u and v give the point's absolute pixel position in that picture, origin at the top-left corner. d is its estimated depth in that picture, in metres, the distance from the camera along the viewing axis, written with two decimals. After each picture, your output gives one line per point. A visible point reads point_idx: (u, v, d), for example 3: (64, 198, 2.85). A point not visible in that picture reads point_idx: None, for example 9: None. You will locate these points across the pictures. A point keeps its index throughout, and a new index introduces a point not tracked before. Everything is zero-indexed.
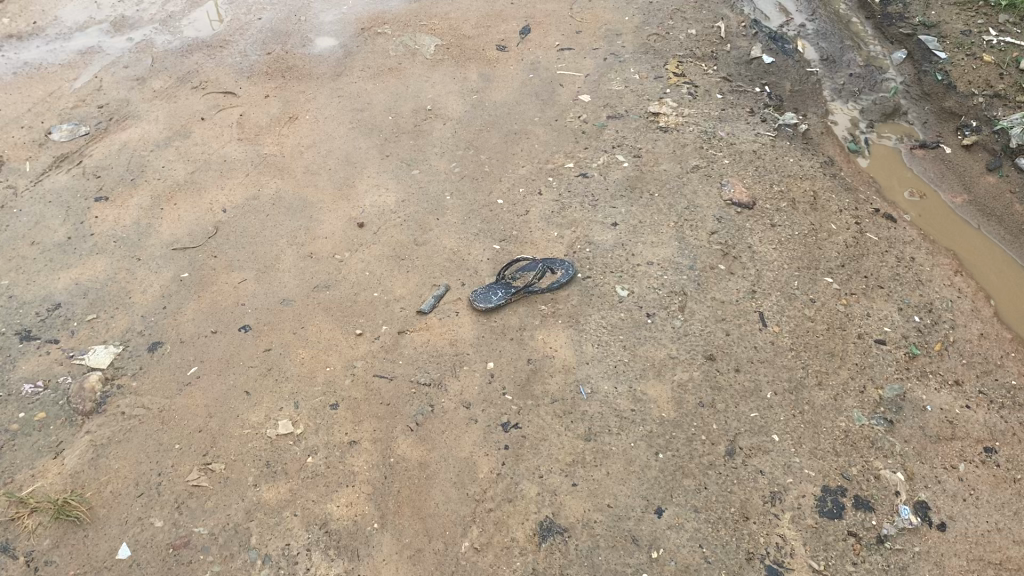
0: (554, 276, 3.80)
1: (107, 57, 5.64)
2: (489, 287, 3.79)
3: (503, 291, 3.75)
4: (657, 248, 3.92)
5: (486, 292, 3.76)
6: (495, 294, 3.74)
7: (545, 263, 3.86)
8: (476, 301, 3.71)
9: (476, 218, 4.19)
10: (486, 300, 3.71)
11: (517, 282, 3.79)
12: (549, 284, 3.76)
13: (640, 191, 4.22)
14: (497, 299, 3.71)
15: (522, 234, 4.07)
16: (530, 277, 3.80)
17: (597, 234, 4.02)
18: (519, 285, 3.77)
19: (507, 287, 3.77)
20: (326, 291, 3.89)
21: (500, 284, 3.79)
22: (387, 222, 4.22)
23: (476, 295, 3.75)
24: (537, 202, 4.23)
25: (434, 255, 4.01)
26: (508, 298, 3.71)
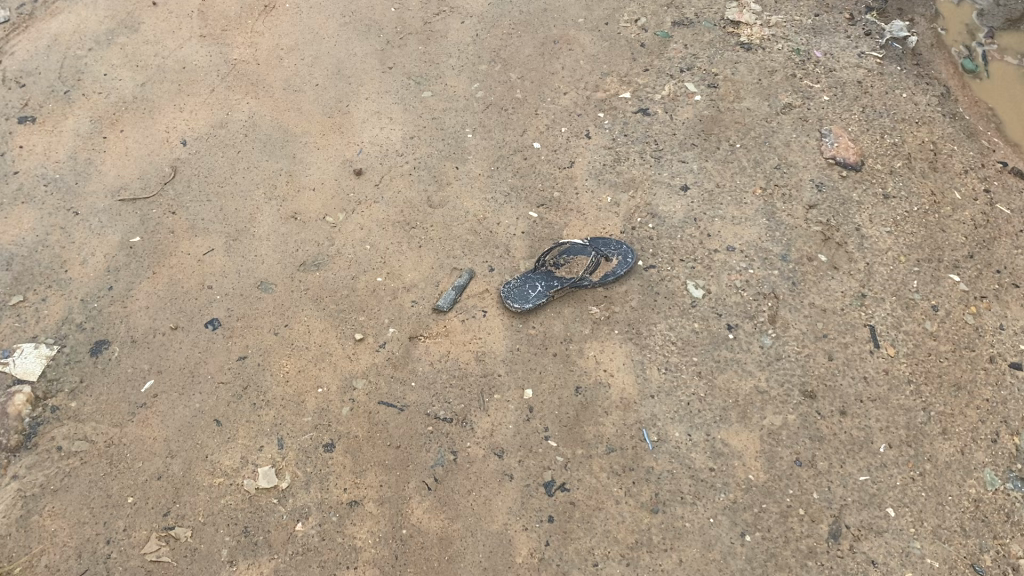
0: (609, 265, 2.99)
1: None
2: (526, 276, 2.98)
3: (544, 284, 2.95)
4: (740, 227, 3.08)
5: (523, 284, 2.96)
6: (533, 288, 2.94)
7: (599, 247, 3.03)
8: (508, 298, 2.92)
9: (507, 170, 3.30)
10: (520, 297, 2.92)
11: (562, 272, 2.98)
12: (602, 278, 2.95)
13: (716, 142, 3.31)
14: (534, 295, 2.92)
15: (567, 199, 3.20)
16: (579, 266, 2.99)
17: (661, 204, 3.16)
18: (564, 276, 2.97)
19: (549, 278, 2.97)
20: (316, 271, 3.05)
21: (540, 273, 2.98)
22: (392, 170, 3.32)
23: (507, 289, 2.95)
24: (585, 150, 3.33)
25: (453, 225, 3.15)
26: (550, 295, 2.92)
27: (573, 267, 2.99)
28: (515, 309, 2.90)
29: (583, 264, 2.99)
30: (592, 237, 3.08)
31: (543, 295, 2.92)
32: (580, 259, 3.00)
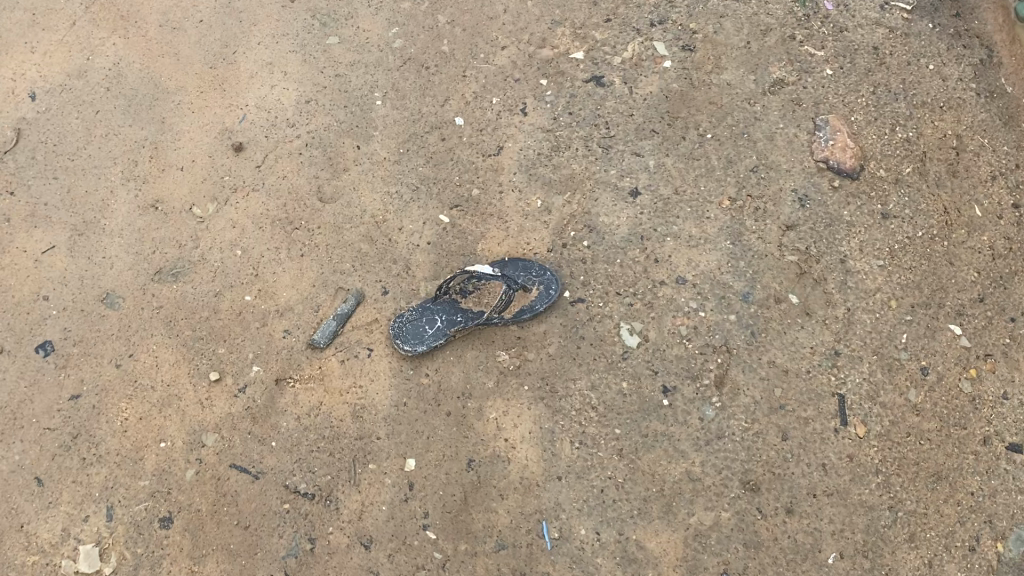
0: (527, 296, 2.42)
1: None
2: (425, 305, 2.43)
3: (445, 319, 2.40)
4: (696, 252, 2.47)
5: (419, 318, 2.41)
6: (430, 325, 2.40)
7: (518, 271, 2.45)
8: (399, 336, 2.38)
9: (419, 155, 2.67)
10: (414, 335, 2.38)
11: (469, 302, 2.43)
12: (515, 315, 2.40)
13: (681, 130, 2.65)
14: (431, 335, 2.38)
15: (487, 199, 2.59)
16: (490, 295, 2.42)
17: (602, 214, 2.54)
18: (472, 309, 2.41)
19: (453, 311, 2.41)
20: (173, 283, 2.52)
21: (443, 304, 2.43)
22: (279, 147, 2.70)
23: (399, 322, 2.41)
24: (518, 132, 2.68)
25: (345, 228, 2.57)
26: (450, 335, 2.38)
27: (484, 297, 2.43)
28: (406, 351, 2.36)
29: (496, 294, 2.43)
30: (511, 256, 2.50)
31: (443, 335, 2.38)
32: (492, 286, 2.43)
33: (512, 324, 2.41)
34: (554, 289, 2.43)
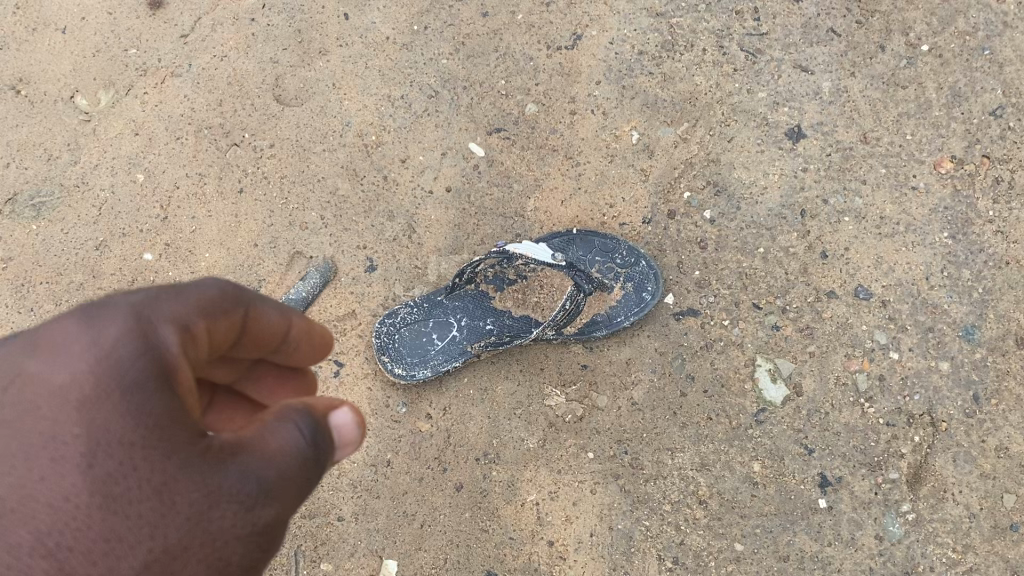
0: (603, 301, 1.46)
1: None
2: (432, 299, 1.48)
3: (464, 328, 1.46)
4: (891, 246, 1.48)
5: (421, 320, 1.47)
6: (438, 336, 1.45)
7: (591, 255, 1.49)
8: (384, 349, 1.45)
9: (443, 36, 1.64)
10: (410, 351, 1.44)
11: (506, 301, 1.47)
12: (581, 329, 1.44)
13: (878, 33, 1.60)
14: (438, 354, 1.44)
15: (549, 124, 1.58)
16: (542, 293, 1.46)
17: (737, 167, 1.54)
18: (510, 315, 1.46)
19: (477, 315, 1.47)
20: (34, 221, 1.57)
21: (462, 300, 1.48)
22: (219, 7, 1.68)
23: (388, 325, 1.46)
24: (608, 13, 1.64)
25: (314, 152, 1.58)
26: (470, 357, 1.44)
27: (531, 294, 1.47)
28: (395, 377, 1.43)
29: (551, 290, 1.47)
30: (581, 226, 1.52)
31: (457, 355, 1.44)
32: (546, 277, 1.47)
33: (573, 342, 1.47)
34: (650, 289, 1.46)
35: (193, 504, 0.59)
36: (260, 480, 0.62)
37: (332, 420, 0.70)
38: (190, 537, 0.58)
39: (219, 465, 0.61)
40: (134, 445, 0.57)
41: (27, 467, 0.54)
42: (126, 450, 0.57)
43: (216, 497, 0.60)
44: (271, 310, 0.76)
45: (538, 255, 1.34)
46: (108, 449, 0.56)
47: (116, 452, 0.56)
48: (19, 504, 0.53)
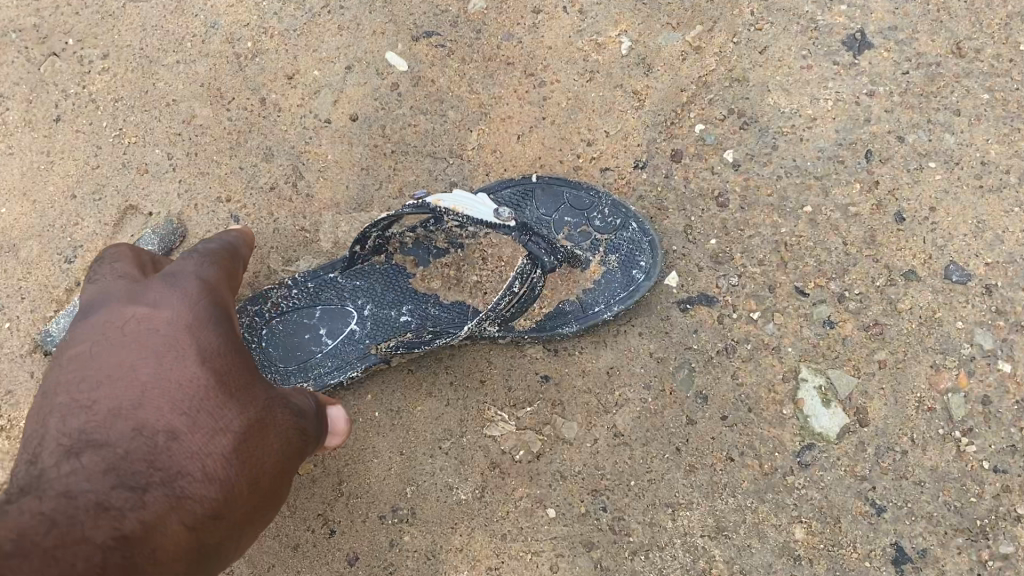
0: (574, 283, 0.98)
1: None
2: (321, 277, 0.99)
3: (367, 322, 0.97)
4: (1000, 205, 1.00)
5: (304, 309, 0.98)
6: (326, 334, 0.97)
7: (558, 214, 1.01)
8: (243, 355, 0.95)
9: None
10: (283, 356, 0.95)
11: (431, 281, 0.99)
12: (540, 325, 0.97)
13: None
14: (325, 359, 0.95)
15: (501, 27, 1.10)
16: (484, 270, 1.00)
17: (771, 90, 1.06)
18: (435, 300, 0.98)
19: (387, 301, 0.98)
20: None
21: (366, 279, 0.99)
22: None
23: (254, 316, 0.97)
24: None
25: (163, 67, 1.11)
26: (373, 363, 0.95)
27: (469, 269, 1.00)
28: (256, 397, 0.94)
29: (497, 267, 1.00)
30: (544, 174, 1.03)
31: (353, 362, 0.95)
32: (491, 245, 1.01)
33: (528, 341, 0.99)
34: (645, 263, 0.98)
35: (264, 391, 0.68)
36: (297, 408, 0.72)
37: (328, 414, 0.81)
38: (266, 413, 0.67)
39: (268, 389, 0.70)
40: (219, 348, 0.66)
41: (150, 369, 0.60)
42: (215, 352, 0.66)
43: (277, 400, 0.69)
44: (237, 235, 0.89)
45: (474, 212, 0.80)
46: (210, 352, 0.65)
47: (214, 358, 0.65)
48: (153, 385, 0.59)
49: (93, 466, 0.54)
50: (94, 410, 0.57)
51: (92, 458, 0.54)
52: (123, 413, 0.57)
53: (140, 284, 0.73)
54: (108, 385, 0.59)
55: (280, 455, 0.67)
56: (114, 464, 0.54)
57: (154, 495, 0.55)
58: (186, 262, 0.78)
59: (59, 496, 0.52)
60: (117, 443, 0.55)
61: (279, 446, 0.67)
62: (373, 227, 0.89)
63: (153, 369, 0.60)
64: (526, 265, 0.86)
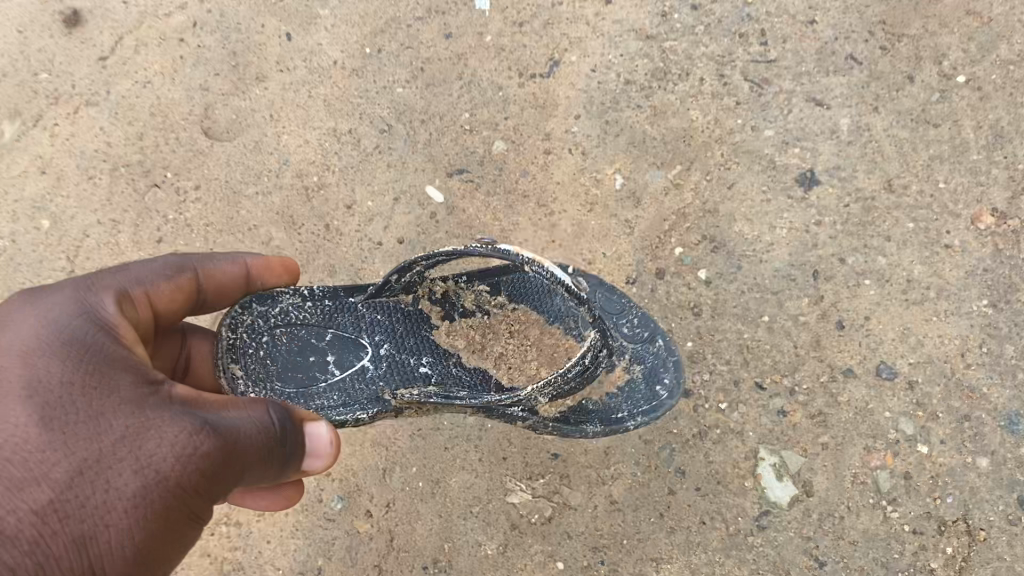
0: (601, 385, 1.12)
1: None
2: (347, 303, 1.13)
3: (377, 363, 1.09)
4: (921, 315, 1.25)
5: (321, 329, 1.10)
6: (334, 363, 1.08)
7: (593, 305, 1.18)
8: (240, 356, 1.05)
9: (400, 61, 1.42)
10: (283, 373, 1.06)
11: (455, 339, 1.11)
12: (563, 421, 1.08)
13: (906, 61, 1.37)
14: (334, 393, 1.05)
15: (519, 165, 1.36)
16: (509, 344, 1.10)
17: (738, 219, 1.31)
18: (456, 360, 1.10)
19: (404, 354, 1.10)
20: None
21: (387, 317, 1.12)
22: (145, 29, 1.47)
23: (267, 325, 1.09)
24: (591, 34, 1.41)
25: (243, 196, 1.36)
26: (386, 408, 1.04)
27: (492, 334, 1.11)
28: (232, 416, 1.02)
29: (519, 335, 1.11)
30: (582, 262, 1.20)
31: (356, 397, 1.05)
32: (518, 322, 1.12)
33: (541, 430, 1.09)
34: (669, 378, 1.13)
35: (129, 416, 0.73)
36: (202, 421, 0.76)
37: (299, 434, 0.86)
38: (121, 445, 0.71)
39: (166, 405, 0.76)
40: (63, 382, 0.73)
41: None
42: (54, 388, 0.72)
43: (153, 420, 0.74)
44: (224, 264, 1.05)
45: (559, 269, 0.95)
46: (44, 386, 0.72)
47: (58, 396, 0.72)
48: None
49: None
50: None
51: None
52: None
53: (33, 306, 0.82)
54: None
55: (141, 484, 0.70)
56: None
57: None
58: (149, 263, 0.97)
59: None
60: None
61: (129, 475, 0.70)
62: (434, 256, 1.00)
63: None
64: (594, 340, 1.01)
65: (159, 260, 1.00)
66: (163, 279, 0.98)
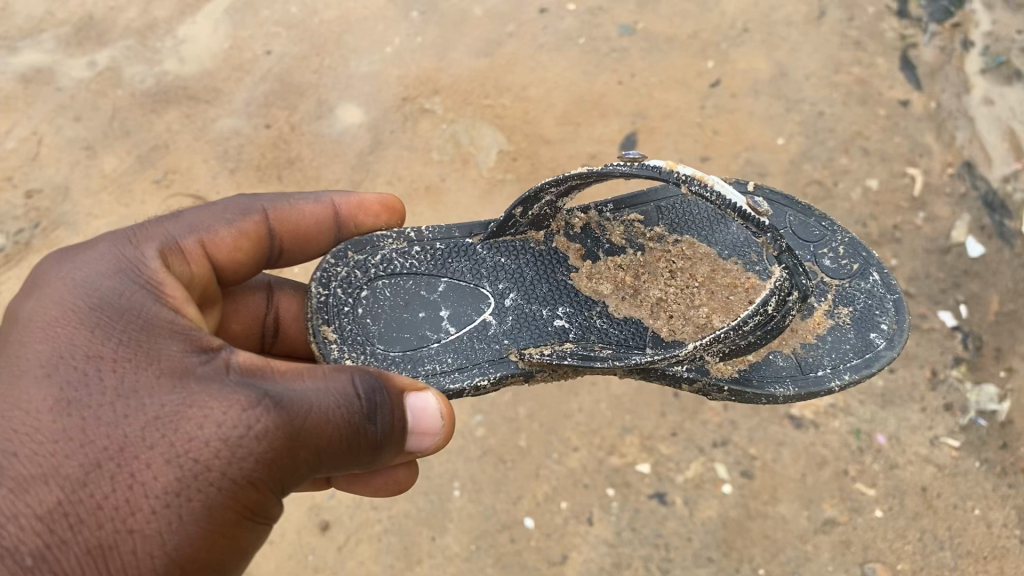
0: (815, 325, 2.27)
1: (56, 98, 4.44)
2: (452, 241, 2.45)
3: (489, 310, 2.31)
4: None
5: (426, 276, 2.38)
6: (446, 324, 2.29)
7: (797, 243, 2.48)
8: (334, 317, 2.29)
9: (489, 553, 3.07)
10: (401, 331, 2.28)
11: (602, 288, 2.32)
12: (795, 351, 2.22)
13: (736, 560, 2.97)
14: (445, 351, 2.24)
15: None
16: (667, 289, 2.30)
17: None
18: (606, 307, 2.28)
19: (527, 307, 2.31)
20: None
21: (509, 259, 2.40)
22: (360, 532, 3.16)
23: (369, 279, 2.37)
24: (582, 541, 3.06)
25: None
26: (498, 351, 2.23)
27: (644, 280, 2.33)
28: (344, 354, 2.23)
29: (687, 277, 2.32)
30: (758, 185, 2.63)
31: (465, 345, 2.25)
32: (681, 253, 2.38)
33: (718, 375, 2.15)
34: (886, 327, 2.29)
35: (192, 388, 1.59)
36: (248, 390, 1.62)
37: (393, 395, 1.79)
38: (198, 408, 1.56)
39: (222, 379, 1.64)
40: (153, 378, 1.59)
41: (112, 409, 1.52)
42: (151, 381, 1.58)
43: (215, 391, 1.60)
44: (286, 210, 2.37)
45: (732, 196, 1.86)
46: (144, 384, 1.57)
47: (154, 387, 1.57)
48: (109, 420, 1.50)
49: (81, 471, 1.44)
50: (84, 433, 1.47)
51: (84, 478, 1.44)
52: (95, 441, 1.47)
53: (118, 314, 1.69)
54: (90, 417, 1.50)
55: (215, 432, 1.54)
56: (87, 483, 1.43)
57: (109, 480, 1.45)
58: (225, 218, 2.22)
59: (55, 496, 1.41)
60: (89, 463, 1.45)
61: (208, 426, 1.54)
62: (583, 176, 2.10)
63: (118, 409, 1.52)
64: (777, 285, 1.92)
65: (241, 210, 2.27)
66: (234, 225, 2.22)
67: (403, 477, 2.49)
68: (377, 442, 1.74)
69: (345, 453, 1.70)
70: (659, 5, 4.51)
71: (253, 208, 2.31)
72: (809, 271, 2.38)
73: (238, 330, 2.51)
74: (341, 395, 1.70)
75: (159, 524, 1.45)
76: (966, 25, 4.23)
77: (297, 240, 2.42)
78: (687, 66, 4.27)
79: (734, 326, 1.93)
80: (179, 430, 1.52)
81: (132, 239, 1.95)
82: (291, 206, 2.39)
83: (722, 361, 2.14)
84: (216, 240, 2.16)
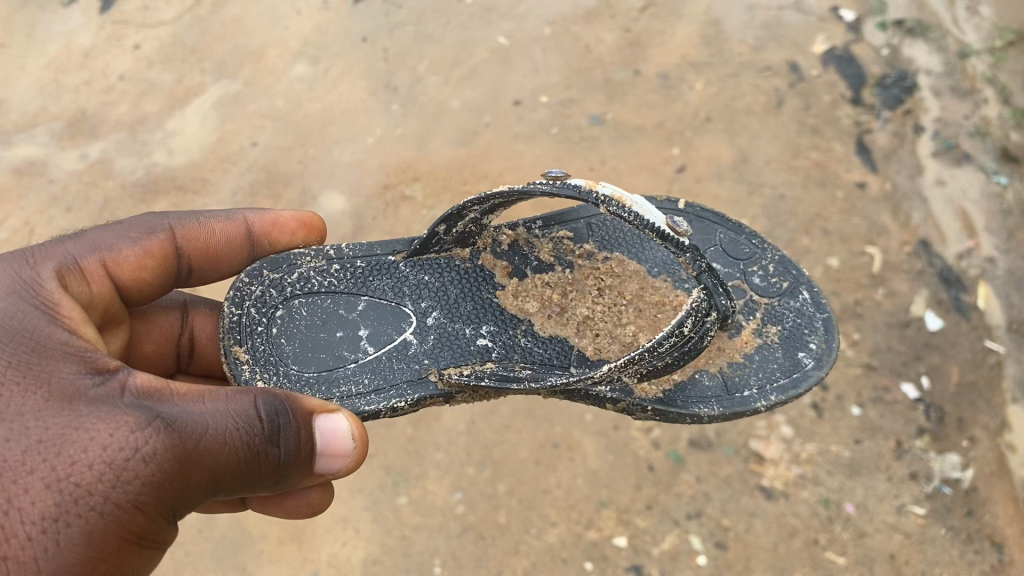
0: (743, 345, 2.47)
1: (50, 191, 4.67)
2: (373, 258, 2.66)
3: (410, 329, 2.51)
4: None
5: (345, 295, 2.58)
6: (366, 343, 2.48)
7: (727, 261, 2.70)
8: (248, 337, 2.46)
9: None
10: (319, 350, 2.46)
11: (529, 306, 2.53)
12: (723, 372, 2.41)
13: None
14: (364, 370, 2.42)
15: None
16: (594, 308, 2.52)
17: None
18: (531, 325, 2.49)
19: (447, 328, 2.51)
20: None
21: (429, 278, 2.61)
22: None
23: (286, 300, 2.55)
24: None
25: None
26: (420, 368, 2.42)
27: (569, 300, 2.55)
28: (255, 375, 2.39)
29: (614, 295, 2.55)
30: (691, 203, 2.84)
31: (381, 366, 2.43)
32: (609, 270, 2.62)
33: (642, 398, 2.31)
34: (814, 347, 2.50)
35: (81, 412, 1.73)
36: (138, 414, 1.75)
37: (295, 420, 1.92)
38: (84, 432, 1.69)
39: (113, 403, 1.77)
40: (44, 403, 1.73)
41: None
42: (40, 406, 1.72)
43: (105, 415, 1.73)
44: (191, 230, 2.61)
45: (650, 215, 2.07)
46: (35, 410, 1.71)
47: (44, 412, 1.71)
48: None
49: None
50: None
51: None
52: None
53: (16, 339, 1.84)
54: None
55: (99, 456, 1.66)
56: None
57: None
58: (131, 238, 2.44)
59: None
60: None
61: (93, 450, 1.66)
62: (497, 194, 2.29)
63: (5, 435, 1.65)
64: (692, 309, 2.07)
65: (148, 231, 2.50)
66: (139, 245, 2.44)
67: (317, 500, 2.69)
68: (278, 462, 1.86)
69: (243, 474, 1.82)
70: (625, 96, 4.74)
71: (159, 227, 2.54)
72: (736, 290, 2.60)
73: (151, 350, 2.75)
74: (239, 419, 1.83)
75: (35, 550, 1.55)
76: (916, 112, 4.45)
77: (206, 256, 2.67)
78: (654, 154, 4.49)
79: (651, 348, 2.08)
80: (63, 454, 1.65)
81: (33, 261, 2.14)
82: (198, 226, 2.62)
83: (644, 382, 2.30)
84: (120, 259, 2.38)
